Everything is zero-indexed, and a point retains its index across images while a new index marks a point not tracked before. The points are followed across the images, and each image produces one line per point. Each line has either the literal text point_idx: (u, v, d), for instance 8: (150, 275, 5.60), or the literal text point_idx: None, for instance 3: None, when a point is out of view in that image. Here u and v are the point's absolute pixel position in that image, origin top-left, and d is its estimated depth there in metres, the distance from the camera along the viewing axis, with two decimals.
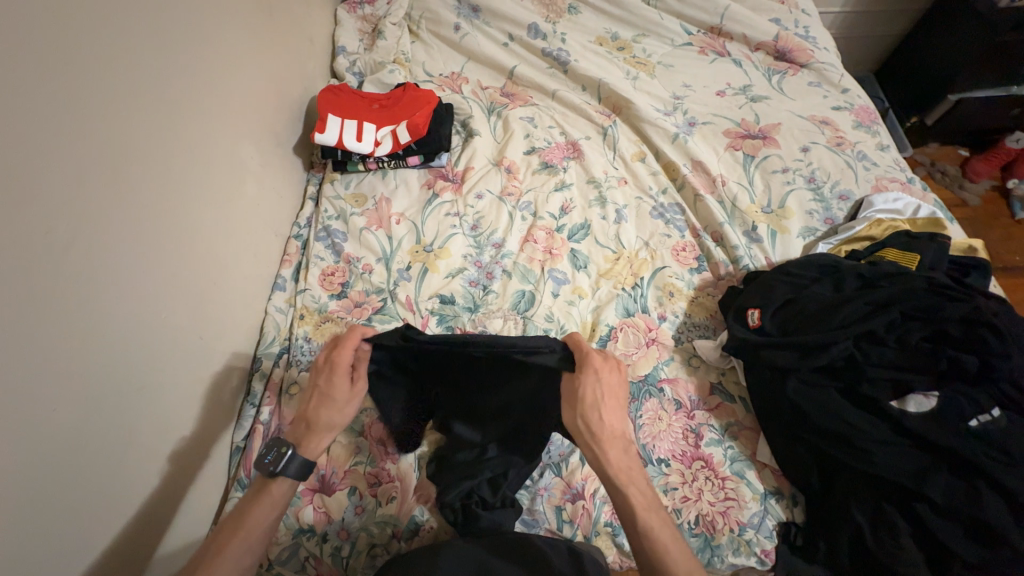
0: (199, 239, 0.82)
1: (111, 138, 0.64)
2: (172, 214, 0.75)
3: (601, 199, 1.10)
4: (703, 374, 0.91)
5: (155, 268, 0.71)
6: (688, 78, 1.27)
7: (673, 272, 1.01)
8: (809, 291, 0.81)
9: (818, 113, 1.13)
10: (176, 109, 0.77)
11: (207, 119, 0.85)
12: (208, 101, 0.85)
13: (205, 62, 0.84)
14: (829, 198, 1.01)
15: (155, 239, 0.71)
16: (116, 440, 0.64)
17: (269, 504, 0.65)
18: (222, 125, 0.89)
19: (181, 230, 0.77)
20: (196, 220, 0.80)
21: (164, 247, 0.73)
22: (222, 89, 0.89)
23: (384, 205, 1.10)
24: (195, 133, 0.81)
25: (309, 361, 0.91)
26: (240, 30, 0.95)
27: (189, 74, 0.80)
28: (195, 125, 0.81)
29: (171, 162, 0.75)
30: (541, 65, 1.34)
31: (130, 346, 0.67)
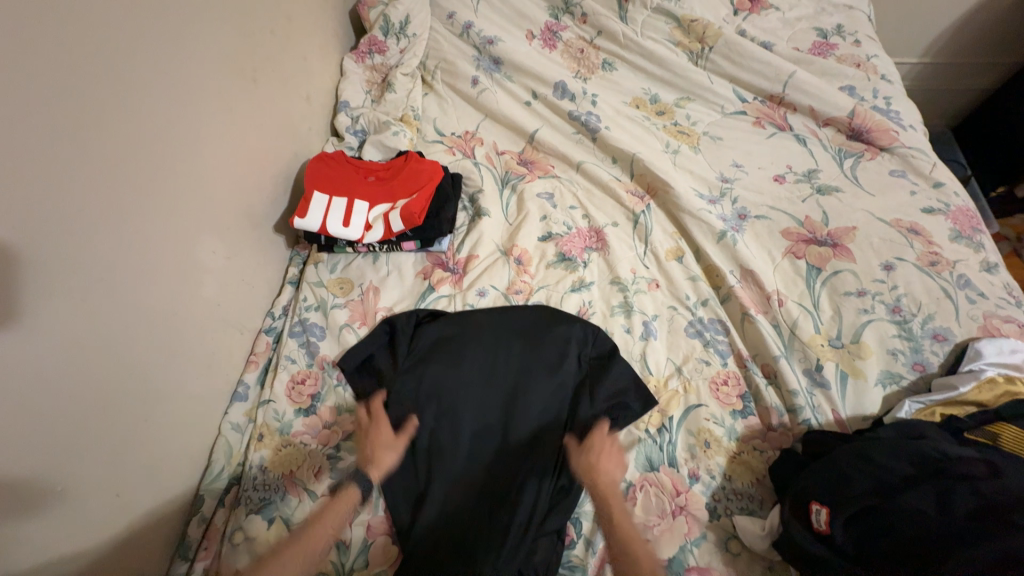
0: (131, 365, 0.68)
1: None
2: (84, 352, 0.61)
3: (625, 306, 0.92)
4: (745, 567, 0.71)
5: (48, 434, 0.57)
6: (740, 156, 1.07)
7: (710, 415, 0.81)
8: (899, 500, 0.60)
9: (904, 216, 0.92)
10: (102, 219, 0.63)
11: (155, 220, 0.72)
12: (157, 197, 0.72)
13: (157, 152, 0.71)
14: (920, 336, 0.79)
15: (57, 393, 0.58)
16: None
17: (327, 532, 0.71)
18: (176, 221, 0.76)
19: (99, 366, 0.63)
20: (127, 346, 0.67)
21: (70, 397, 0.59)
22: (178, 178, 0.76)
23: (371, 297, 0.95)
24: (134, 240, 0.68)
25: (260, 501, 0.77)
26: (212, 105, 0.83)
27: (129, 172, 0.67)
28: (129, 231, 0.67)
29: (90, 287, 0.62)
30: (567, 130, 1.17)
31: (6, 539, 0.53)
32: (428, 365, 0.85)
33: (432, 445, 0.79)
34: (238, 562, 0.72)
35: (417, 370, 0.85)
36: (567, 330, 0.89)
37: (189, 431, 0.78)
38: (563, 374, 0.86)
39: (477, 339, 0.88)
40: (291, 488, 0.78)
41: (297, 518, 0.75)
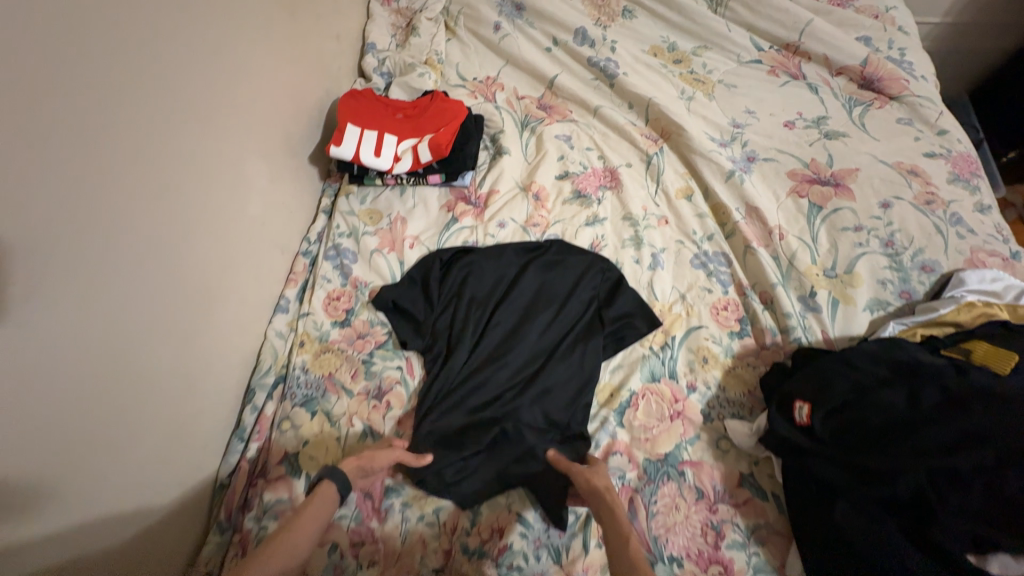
0: (196, 263, 0.76)
1: (82, 170, 0.57)
2: (160, 242, 0.69)
3: (636, 239, 0.99)
4: (732, 461, 0.80)
5: (138, 309, 0.65)
6: (753, 103, 1.11)
7: (710, 335, 0.89)
8: (874, 396, 0.67)
9: (905, 159, 0.96)
10: (171, 126, 0.70)
11: (211, 134, 0.78)
12: (213, 113, 0.78)
13: (212, 71, 0.78)
14: (908, 267, 0.86)
15: (144, 275, 0.66)
16: (95, 493, 0.60)
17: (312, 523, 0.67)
18: (228, 139, 0.82)
19: (173, 258, 0.71)
20: (192, 246, 0.75)
21: (151, 280, 0.67)
22: (229, 99, 0.82)
23: (398, 226, 1.02)
24: (195, 150, 0.75)
25: (304, 396, 0.86)
26: (256, 33, 0.89)
27: (190, 86, 0.73)
28: (190, 142, 0.74)
29: (164, 186, 0.69)
30: (585, 76, 1.21)
31: (117, 393, 0.62)
32: (456, 278, 0.95)
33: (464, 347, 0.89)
34: (287, 444, 0.82)
35: (448, 297, 0.94)
36: (581, 259, 0.96)
37: (241, 332, 0.87)
38: (581, 296, 0.93)
39: (503, 271, 0.96)
40: (331, 387, 0.87)
41: (337, 411, 0.85)
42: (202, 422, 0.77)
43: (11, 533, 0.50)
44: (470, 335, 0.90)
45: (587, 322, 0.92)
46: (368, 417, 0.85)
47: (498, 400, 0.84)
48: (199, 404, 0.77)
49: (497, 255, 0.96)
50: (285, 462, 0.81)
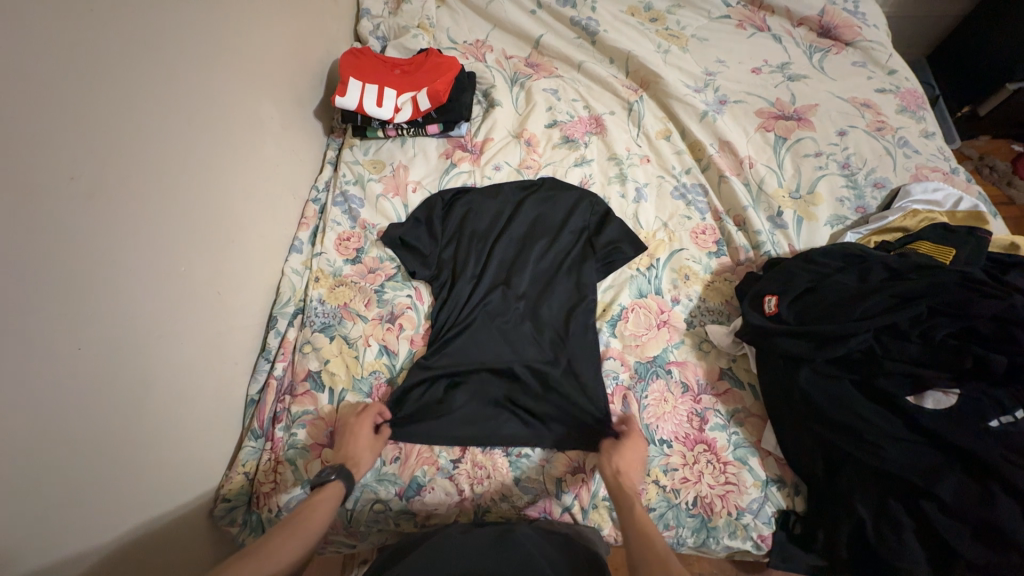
0: (218, 196, 0.83)
1: (121, 92, 0.65)
2: (188, 170, 0.76)
3: (621, 176, 1.08)
4: (713, 359, 0.90)
5: (171, 228, 0.73)
6: (723, 53, 1.20)
7: (690, 256, 0.99)
8: (828, 281, 0.78)
9: (860, 95, 1.07)
10: (193, 65, 0.78)
11: (227, 79, 0.86)
12: (227, 58, 0.86)
13: (225, 20, 0.85)
14: (863, 185, 0.96)
15: (174, 197, 0.73)
16: (147, 383, 0.67)
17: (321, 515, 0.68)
18: (242, 85, 0.90)
19: (198, 186, 0.78)
20: (214, 178, 0.82)
21: (180, 201, 0.75)
22: (242, 49, 0.90)
23: (401, 173, 1.10)
24: (214, 91, 0.83)
25: (322, 323, 0.93)
26: None
27: (208, 32, 0.81)
28: (208, 82, 0.81)
29: (188, 118, 0.77)
30: (569, 35, 1.29)
31: (157, 297, 0.70)
32: (457, 215, 1.03)
33: (467, 275, 0.97)
34: (309, 363, 0.89)
35: (451, 232, 1.02)
36: (570, 195, 1.04)
37: (262, 266, 0.94)
38: (572, 226, 1.02)
39: (502, 207, 1.04)
40: (346, 314, 0.94)
41: (354, 334, 0.92)
42: (230, 339, 0.85)
43: (82, 400, 0.58)
44: (473, 264, 0.99)
45: (581, 246, 1.00)
46: (383, 338, 0.92)
47: (504, 320, 0.93)
48: (226, 321, 0.84)
49: (498, 193, 1.05)
50: (310, 378, 0.88)
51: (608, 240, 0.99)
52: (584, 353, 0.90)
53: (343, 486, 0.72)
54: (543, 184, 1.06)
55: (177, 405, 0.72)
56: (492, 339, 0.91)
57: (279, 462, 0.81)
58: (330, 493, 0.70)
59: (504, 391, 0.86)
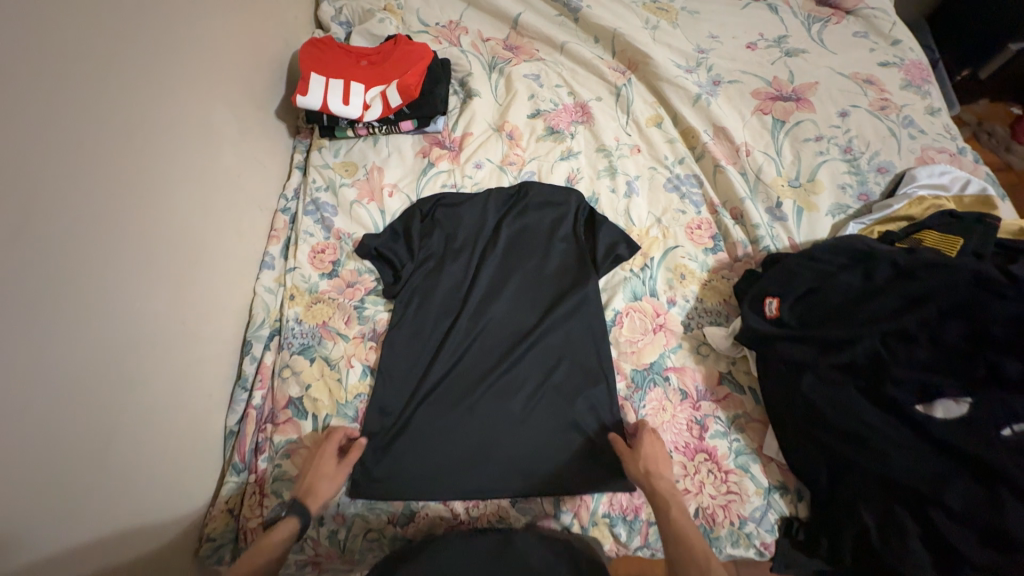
0: (176, 218, 0.76)
1: (45, 110, 0.56)
2: (137, 193, 0.68)
3: (611, 169, 1.01)
4: (712, 363, 0.86)
5: (123, 260, 0.66)
6: (716, 27, 1.12)
7: (686, 253, 0.94)
8: (832, 281, 0.74)
9: (862, 70, 1.00)
10: (134, 74, 0.69)
11: (175, 85, 0.77)
12: (174, 61, 0.77)
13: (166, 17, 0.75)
14: (866, 171, 0.91)
15: (121, 226, 0.66)
16: (108, 437, 0.62)
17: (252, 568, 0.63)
18: (192, 90, 0.81)
19: (151, 209, 0.71)
20: (168, 200, 0.74)
21: (131, 230, 0.67)
22: (189, 49, 0.80)
23: (375, 176, 1.02)
24: (161, 101, 0.74)
25: (300, 345, 0.88)
26: None
27: (148, 34, 0.72)
28: (154, 92, 0.73)
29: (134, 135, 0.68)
30: (550, 12, 1.19)
31: (113, 341, 0.63)
32: (439, 224, 0.97)
33: (455, 288, 0.93)
34: (292, 389, 0.84)
35: (432, 241, 0.96)
36: (559, 195, 0.98)
37: (230, 287, 0.87)
38: (559, 231, 0.95)
39: (484, 212, 0.97)
40: (326, 334, 0.89)
41: (335, 355, 0.88)
42: (201, 369, 0.79)
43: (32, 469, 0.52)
44: (457, 276, 0.94)
45: (572, 252, 0.94)
46: (366, 358, 0.88)
47: (495, 336, 0.89)
48: (193, 352, 0.78)
49: (481, 198, 0.98)
50: (291, 405, 0.83)
51: (603, 247, 0.92)
52: (583, 367, 0.86)
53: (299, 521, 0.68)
54: (523, 185, 0.99)
55: (146, 450, 0.67)
56: (478, 361, 0.88)
57: (265, 497, 0.77)
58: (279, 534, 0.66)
59: (491, 418, 0.82)
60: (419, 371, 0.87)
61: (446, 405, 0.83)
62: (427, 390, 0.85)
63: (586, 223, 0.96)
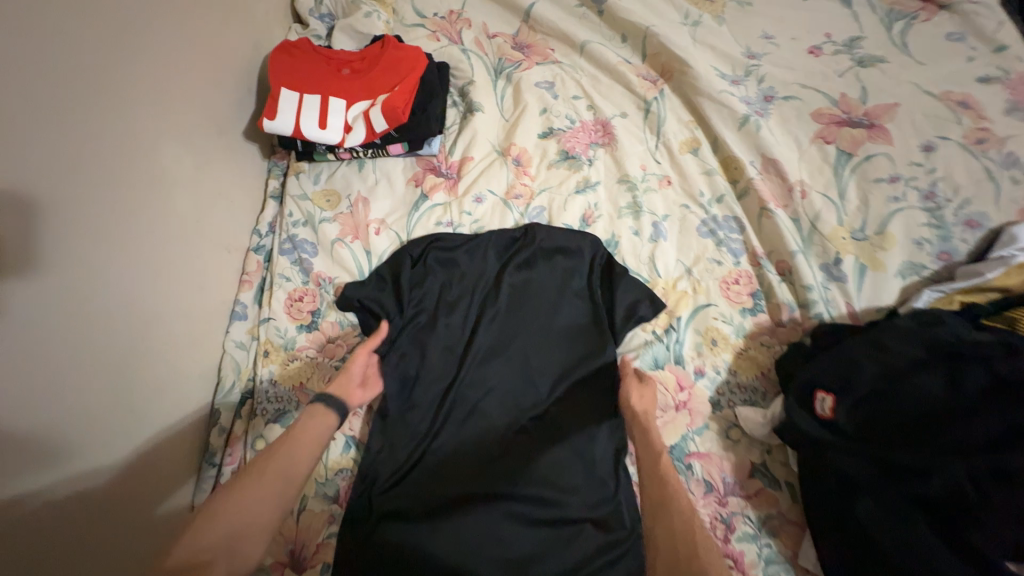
0: (125, 286, 0.64)
1: None
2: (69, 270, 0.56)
3: (634, 206, 0.86)
4: (743, 450, 0.74)
5: (56, 356, 0.54)
6: (772, 25, 0.93)
7: (719, 314, 0.80)
8: (906, 382, 0.59)
9: (956, 87, 0.80)
10: (56, 121, 0.55)
11: (117, 122, 0.63)
12: (112, 93, 0.62)
13: (98, 38, 0.61)
14: (951, 224, 0.73)
15: (54, 315, 0.54)
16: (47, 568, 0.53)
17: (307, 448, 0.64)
18: (140, 124, 0.67)
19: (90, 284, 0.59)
20: (113, 267, 0.62)
21: (66, 317, 0.56)
22: (132, 73, 0.66)
23: (360, 209, 0.88)
24: (97, 148, 0.61)
25: (276, 411, 0.77)
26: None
27: (74, 65, 0.57)
28: (87, 137, 0.59)
29: (61, 199, 0.55)
30: (569, 3, 1.00)
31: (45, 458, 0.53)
32: (434, 270, 0.83)
33: (452, 347, 0.80)
34: None
35: (426, 289, 0.82)
36: (574, 239, 0.83)
37: (192, 348, 0.76)
38: (569, 288, 0.82)
39: (484, 259, 0.84)
40: (303, 398, 0.78)
41: None
42: (158, 451, 0.69)
43: None
44: (450, 334, 0.81)
45: (585, 314, 0.81)
46: (349, 427, 0.79)
47: (501, 405, 0.78)
48: (145, 435, 0.67)
49: (476, 243, 0.84)
50: None
51: (621, 311, 0.79)
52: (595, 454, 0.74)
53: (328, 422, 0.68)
54: (529, 228, 0.84)
55: (95, 570, 0.58)
56: (471, 437, 0.76)
57: None
58: (319, 417, 0.67)
59: (484, 514, 0.68)
60: (420, 438, 0.76)
61: (451, 480, 0.72)
62: (412, 468, 0.74)
63: (605, 273, 0.82)
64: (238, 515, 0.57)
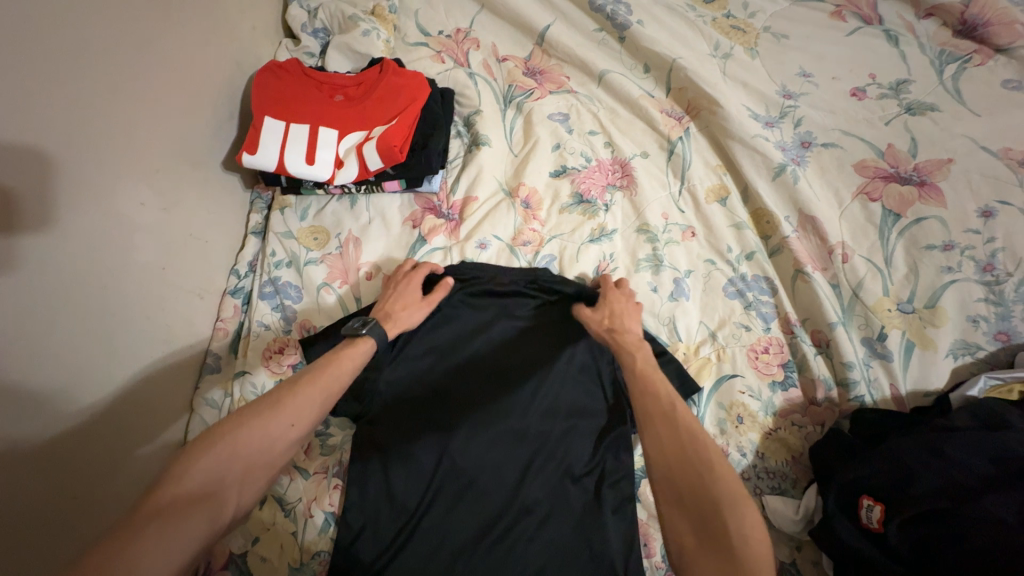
0: (77, 353, 0.55)
1: None
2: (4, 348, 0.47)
3: (655, 259, 0.77)
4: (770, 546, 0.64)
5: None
6: (810, 61, 0.85)
7: (746, 387, 0.70)
8: (972, 506, 0.51)
9: (1017, 143, 0.72)
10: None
11: (66, 167, 0.55)
12: (62, 133, 0.54)
13: (46, 74, 0.52)
14: (1012, 301, 0.66)
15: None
16: None
17: (341, 380, 0.58)
18: (97, 166, 0.58)
19: (33, 361, 0.50)
20: (62, 334, 0.54)
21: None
22: (88, 109, 0.57)
23: (351, 250, 0.79)
24: (43, 199, 0.52)
25: None
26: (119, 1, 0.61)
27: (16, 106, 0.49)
28: (33, 190, 0.51)
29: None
30: (587, 26, 0.92)
31: None
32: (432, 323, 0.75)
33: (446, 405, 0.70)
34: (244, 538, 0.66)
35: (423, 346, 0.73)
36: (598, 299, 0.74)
37: (159, 414, 0.67)
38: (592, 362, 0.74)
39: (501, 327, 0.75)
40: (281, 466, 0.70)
41: (291, 498, 0.69)
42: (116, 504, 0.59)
43: None
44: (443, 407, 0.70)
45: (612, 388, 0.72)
46: (329, 502, 0.68)
47: (505, 483, 0.66)
48: (110, 499, 0.58)
49: (499, 308, 0.76)
50: (229, 565, 0.65)
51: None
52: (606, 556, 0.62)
53: (375, 341, 0.63)
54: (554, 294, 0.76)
55: None
56: (465, 524, 0.64)
57: None
58: (360, 349, 0.61)
59: None
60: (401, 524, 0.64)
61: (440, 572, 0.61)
62: (389, 563, 0.62)
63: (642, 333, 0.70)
64: (262, 444, 0.51)
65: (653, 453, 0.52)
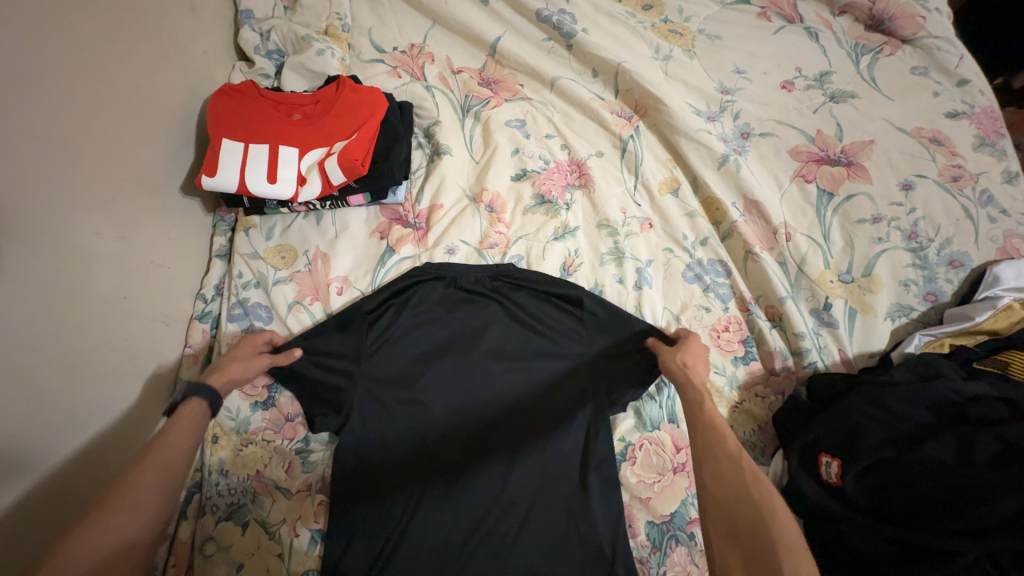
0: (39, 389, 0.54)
1: None
2: None
3: (617, 252, 0.81)
4: None
5: None
6: (742, 59, 0.92)
7: (711, 364, 0.74)
8: (918, 451, 0.56)
9: (926, 123, 0.80)
10: None
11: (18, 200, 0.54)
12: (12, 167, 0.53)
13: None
14: (935, 265, 0.73)
15: None
16: None
17: (176, 450, 0.52)
18: (50, 197, 0.58)
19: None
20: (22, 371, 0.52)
21: None
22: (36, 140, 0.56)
23: (320, 266, 0.80)
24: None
25: (227, 505, 0.68)
26: (65, 31, 0.61)
27: None
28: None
29: None
30: (535, 36, 0.96)
31: None
32: (404, 329, 0.75)
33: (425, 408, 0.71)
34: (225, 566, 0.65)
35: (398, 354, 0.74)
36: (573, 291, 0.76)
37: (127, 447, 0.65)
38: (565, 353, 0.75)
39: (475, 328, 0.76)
40: (261, 488, 0.70)
41: (274, 519, 0.68)
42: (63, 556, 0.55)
43: None
44: (422, 416, 0.71)
45: (590, 374, 0.73)
46: (314, 519, 0.68)
47: (489, 480, 0.67)
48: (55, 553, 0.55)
49: (469, 308, 0.77)
50: None
51: (608, 382, 0.72)
52: (590, 539, 0.64)
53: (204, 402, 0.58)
54: (528, 294, 0.78)
55: None
56: (452, 525, 0.65)
57: None
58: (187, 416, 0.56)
59: None
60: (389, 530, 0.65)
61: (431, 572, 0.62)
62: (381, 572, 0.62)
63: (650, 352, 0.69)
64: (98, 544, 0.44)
65: (711, 493, 0.51)
